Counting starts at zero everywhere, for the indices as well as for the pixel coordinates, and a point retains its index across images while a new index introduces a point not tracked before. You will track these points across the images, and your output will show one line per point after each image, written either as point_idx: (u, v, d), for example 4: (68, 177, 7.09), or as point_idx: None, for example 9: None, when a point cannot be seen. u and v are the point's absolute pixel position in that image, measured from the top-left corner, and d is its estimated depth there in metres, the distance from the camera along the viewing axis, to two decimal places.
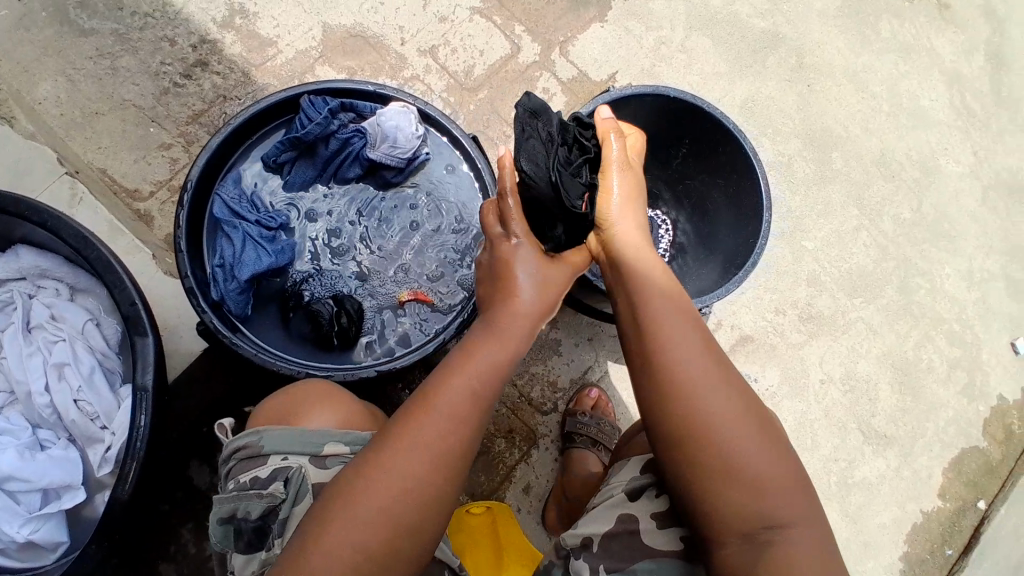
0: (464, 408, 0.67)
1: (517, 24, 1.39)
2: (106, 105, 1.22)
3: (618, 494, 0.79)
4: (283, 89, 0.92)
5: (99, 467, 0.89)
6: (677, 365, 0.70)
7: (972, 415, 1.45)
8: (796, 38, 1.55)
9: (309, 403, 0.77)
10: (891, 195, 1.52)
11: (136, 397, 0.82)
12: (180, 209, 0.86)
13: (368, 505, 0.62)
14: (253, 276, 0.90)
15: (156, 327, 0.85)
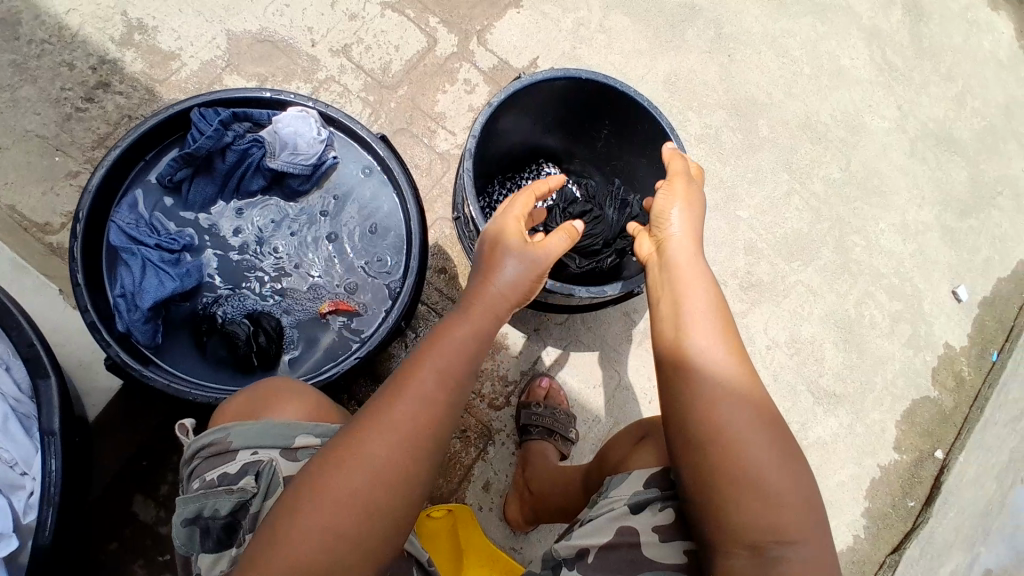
0: (440, 393, 0.64)
1: (431, 16, 1.36)
2: (7, 138, 1.15)
3: (619, 507, 0.76)
4: (169, 104, 0.89)
5: (27, 514, 0.84)
6: (715, 373, 0.69)
7: (916, 363, 1.50)
8: (713, 9, 1.56)
9: (278, 399, 0.74)
10: (819, 156, 1.55)
11: (44, 443, 0.81)
12: (71, 241, 0.82)
13: (344, 490, 0.58)
14: (157, 302, 0.87)
15: (58, 367, 0.84)
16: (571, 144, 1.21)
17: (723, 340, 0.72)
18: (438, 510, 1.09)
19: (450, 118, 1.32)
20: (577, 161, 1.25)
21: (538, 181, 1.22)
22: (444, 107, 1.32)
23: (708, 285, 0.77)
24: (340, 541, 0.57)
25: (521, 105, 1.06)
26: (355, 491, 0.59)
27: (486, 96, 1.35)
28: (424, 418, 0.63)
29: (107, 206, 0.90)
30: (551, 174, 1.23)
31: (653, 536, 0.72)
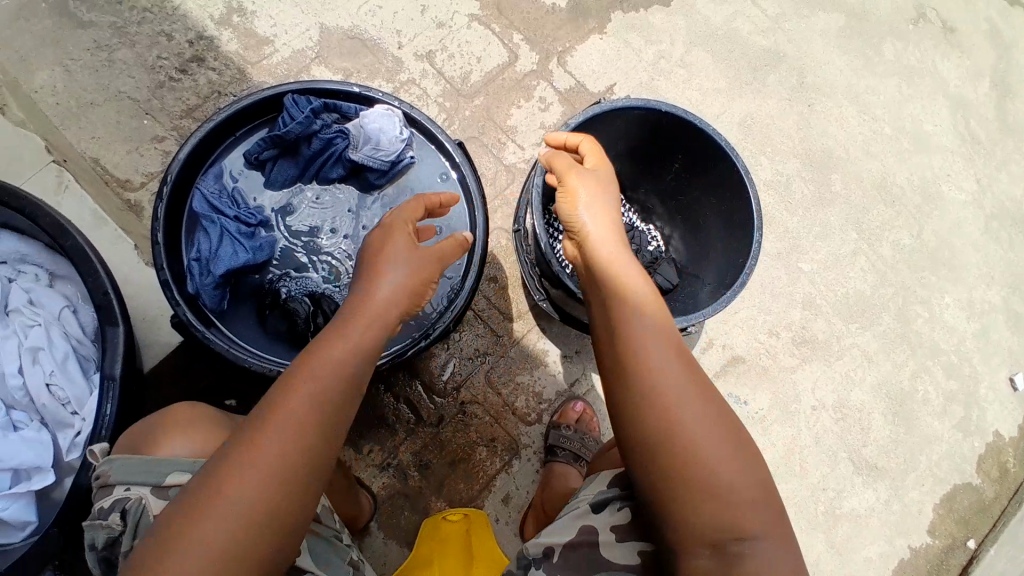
0: (328, 386, 0.63)
1: (515, 32, 1.39)
2: (101, 96, 1.20)
3: (583, 506, 0.84)
4: (265, 86, 0.91)
5: (69, 452, 0.85)
6: (657, 379, 0.69)
7: (965, 449, 1.43)
8: (797, 57, 1.54)
9: (159, 431, 0.71)
10: (891, 220, 1.50)
11: (103, 386, 0.81)
12: (157, 202, 0.85)
13: (238, 496, 0.57)
14: (228, 271, 0.89)
15: (127, 316, 0.84)
16: (639, 173, 1.20)
17: (658, 343, 0.72)
18: (455, 514, 1.12)
19: (521, 133, 1.34)
20: (641, 190, 1.24)
21: None
22: (516, 121, 1.34)
23: (638, 281, 0.78)
24: (252, 537, 0.57)
25: (598, 129, 1.07)
26: (249, 497, 0.58)
27: (559, 115, 1.36)
28: (313, 416, 0.62)
29: (195, 174, 0.93)
30: None
31: (610, 533, 0.79)
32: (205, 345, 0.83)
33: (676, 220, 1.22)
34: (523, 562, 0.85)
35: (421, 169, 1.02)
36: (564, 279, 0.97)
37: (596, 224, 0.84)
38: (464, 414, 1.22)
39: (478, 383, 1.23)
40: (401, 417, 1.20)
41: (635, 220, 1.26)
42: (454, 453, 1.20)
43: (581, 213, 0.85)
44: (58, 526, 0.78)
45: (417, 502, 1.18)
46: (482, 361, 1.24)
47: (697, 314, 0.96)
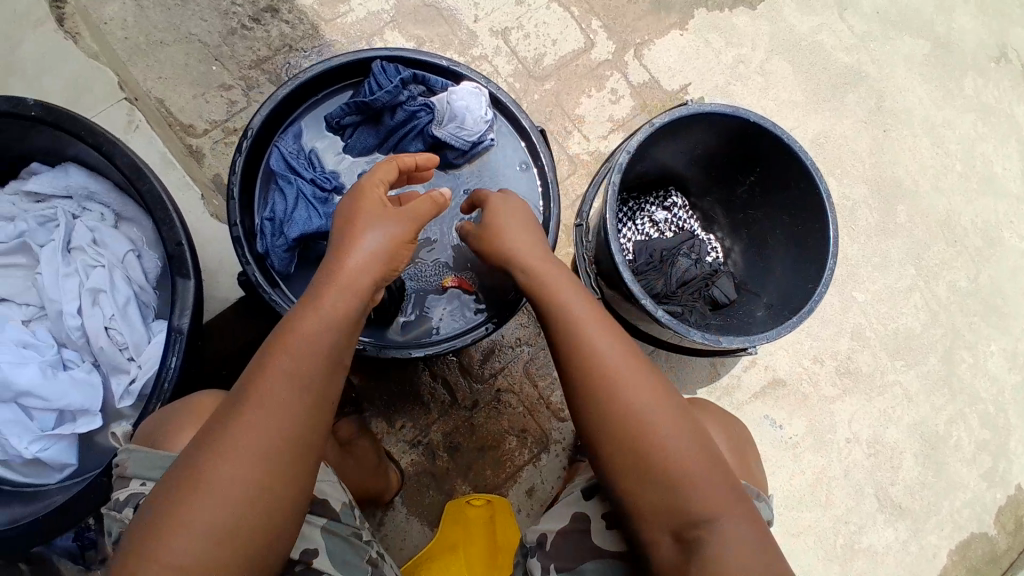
0: (305, 361, 0.61)
1: (594, 18, 1.34)
2: (171, 35, 1.18)
3: (576, 494, 0.89)
4: (357, 48, 0.87)
5: (121, 399, 0.85)
6: (606, 384, 0.73)
7: (986, 499, 1.39)
8: (879, 79, 1.48)
9: (178, 421, 0.68)
10: (949, 260, 1.45)
11: (170, 339, 0.76)
12: (236, 154, 0.81)
13: (223, 479, 0.56)
14: (301, 236, 0.83)
15: (200, 271, 0.78)
16: (710, 181, 1.17)
17: (606, 346, 0.75)
18: (478, 499, 1.10)
19: (588, 123, 1.30)
20: (707, 198, 1.20)
21: (659, 208, 1.20)
22: (585, 110, 1.30)
23: (577, 288, 0.81)
24: (244, 520, 0.56)
25: (678, 132, 1.03)
26: (235, 472, 0.57)
27: (629, 109, 1.32)
28: (292, 395, 0.60)
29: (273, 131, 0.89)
30: (674, 204, 1.21)
31: (600, 518, 0.83)
32: (272, 310, 0.79)
33: (739, 234, 1.18)
34: (523, 552, 0.88)
35: (500, 155, 0.98)
36: (625, 275, 0.93)
37: (515, 243, 0.84)
38: (499, 402, 1.21)
39: (516, 373, 1.22)
40: (436, 396, 1.19)
41: (697, 229, 1.22)
42: (483, 439, 1.19)
43: (498, 240, 0.84)
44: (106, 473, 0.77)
45: (442, 484, 1.17)
46: (523, 351, 1.23)
47: (760, 336, 0.93)
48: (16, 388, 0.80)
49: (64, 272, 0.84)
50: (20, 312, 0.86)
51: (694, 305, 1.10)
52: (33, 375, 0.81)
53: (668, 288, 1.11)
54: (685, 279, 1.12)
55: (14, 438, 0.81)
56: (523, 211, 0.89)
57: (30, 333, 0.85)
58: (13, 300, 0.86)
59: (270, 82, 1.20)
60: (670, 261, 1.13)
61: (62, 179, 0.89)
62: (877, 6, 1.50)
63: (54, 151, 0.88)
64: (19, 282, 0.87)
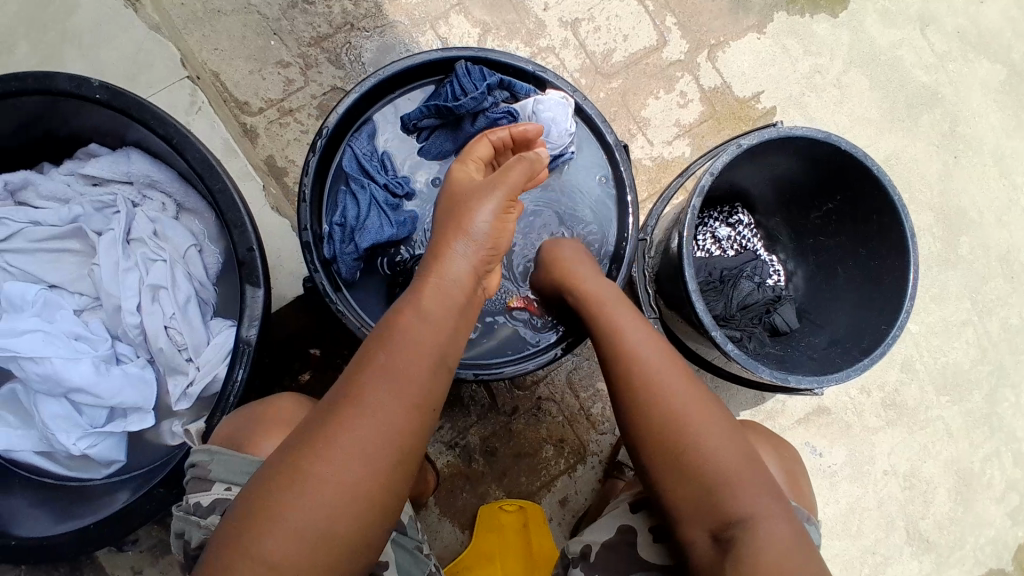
0: (408, 357, 0.58)
1: (668, 15, 1.27)
2: (230, 4, 1.12)
3: (622, 505, 0.82)
4: (442, 51, 0.84)
5: (177, 401, 0.83)
6: (649, 391, 0.71)
7: (1008, 537, 1.34)
8: (956, 102, 1.40)
9: (262, 427, 0.67)
10: (1005, 296, 1.38)
11: (237, 349, 0.75)
12: (311, 155, 0.81)
13: (322, 475, 0.54)
14: (372, 246, 0.84)
15: (269, 278, 0.77)
16: (780, 201, 1.12)
17: (649, 353, 0.74)
18: (511, 505, 1.09)
19: (654, 126, 1.24)
20: (773, 218, 1.15)
21: (723, 225, 1.14)
22: (651, 113, 1.24)
23: (622, 302, 0.80)
24: (340, 517, 0.54)
25: (760, 152, 0.98)
26: (333, 472, 0.54)
27: (696, 115, 1.26)
28: (396, 393, 0.56)
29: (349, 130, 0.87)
30: (739, 221, 1.15)
31: (647, 534, 0.77)
32: (338, 318, 0.80)
33: (806, 258, 1.13)
34: (564, 561, 0.82)
35: (577, 168, 0.95)
36: (696, 302, 0.87)
37: (576, 271, 0.84)
38: (539, 410, 1.19)
39: (558, 382, 1.20)
40: (477, 400, 1.18)
41: (760, 248, 1.16)
42: (521, 447, 1.18)
43: (563, 269, 0.85)
44: (163, 485, 0.76)
45: (477, 487, 1.17)
46: (566, 361, 1.21)
47: (829, 379, 0.90)
48: (69, 385, 0.79)
49: (123, 266, 0.82)
50: (73, 301, 0.84)
51: (753, 331, 1.06)
52: (86, 372, 0.79)
53: (728, 311, 1.07)
54: (746, 304, 1.08)
55: (63, 434, 0.80)
56: (573, 245, 0.89)
57: (84, 326, 0.83)
58: (65, 289, 0.85)
59: (328, 62, 1.14)
60: (732, 282, 1.09)
61: (123, 165, 0.86)
62: (960, 24, 1.41)
63: (115, 134, 0.85)
64: (72, 269, 0.85)
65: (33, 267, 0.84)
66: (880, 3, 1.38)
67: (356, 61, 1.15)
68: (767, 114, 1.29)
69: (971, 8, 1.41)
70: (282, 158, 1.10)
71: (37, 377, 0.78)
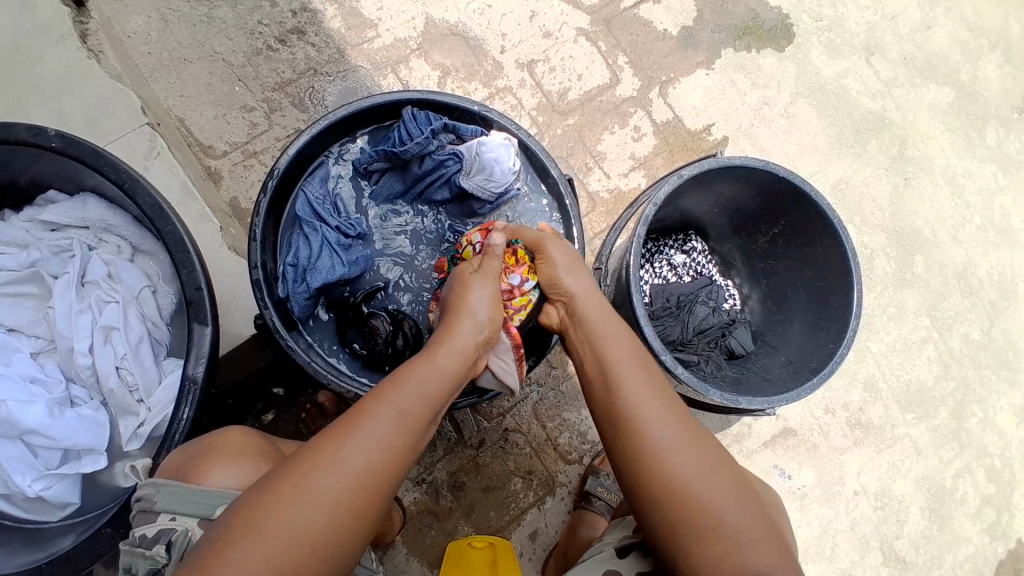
0: (420, 395, 0.65)
1: (621, 54, 1.34)
2: (195, 52, 1.17)
3: (608, 551, 0.79)
4: (389, 97, 0.88)
5: (128, 442, 0.84)
6: (651, 449, 0.65)
7: (987, 554, 1.33)
8: (903, 127, 1.47)
9: (207, 455, 0.68)
10: (964, 311, 1.42)
11: (183, 388, 0.75)
12: (262, 196, 0.84)
13: (320, 484, 0.56)
14: (324, 285, 0.86)
15: (217, 316, 0.78)
16: (732, 229, 1.16)
17: (651, 407, 0.68)
18: (479, 542, 1.07)
19: (610, 160, 1.29)
20: (727, 244, 1.20)
21: (678, 252, 1.20)
22: (606, 147, 1.29)
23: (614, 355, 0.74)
24: (338, 526, 0.56)
25: (708, 180, 1.03)
26: (319, 497, 0.56)
27: (650, 148, 1.31)
28: (408, 417, 0.63)
29: (300, 175, 0.91)
30: (693, 248, 1.20)
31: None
32: (288, 355, 0.82)
33: (759, 283, 1.17)
34: None
35: (525, 204, 0.97)
36: (645, 327, 0.90)
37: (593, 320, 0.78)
38: (506, 442, 1.20)
39: (525, 413, 1.21)
40: (443, 434, 1.18)
41: (715, 274, 1.21)
42: (489, 479, 1.18)
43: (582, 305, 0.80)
44: (112, 525, 0.77)
45: (445, 524, 1.16)
46: (531, 392, 1.22)
47: (777, 398, 0.92)
48: (23, 428, 0.78)
49: (76, 308, 0.83)
50: (29, 344, 0.85)
51: (710, 355, 1.09)
52: (40, 415, 0.79)
53: (684, 336, 1.10)
54: (702, 328, 1.12)
55: (18, 476, 0.79)
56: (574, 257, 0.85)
57: (39, 369, 0.83)
58: (22, 332, 0.85)
59: (292, 105, 1.18)
60: (687, 308, 1.13)
61: (78, 210, 0.89)
62: (904, 52, 1.49)
63: (73, 181, 0.88)
64: (29, 312, 0.86)
65: None
66: (825, 36, 1.46)
67: (319, 104, 1.19)
68: (719, 145, 1.35)
69: (916, 36, 1.50)
70: (246, 200, 1.13)
71: None
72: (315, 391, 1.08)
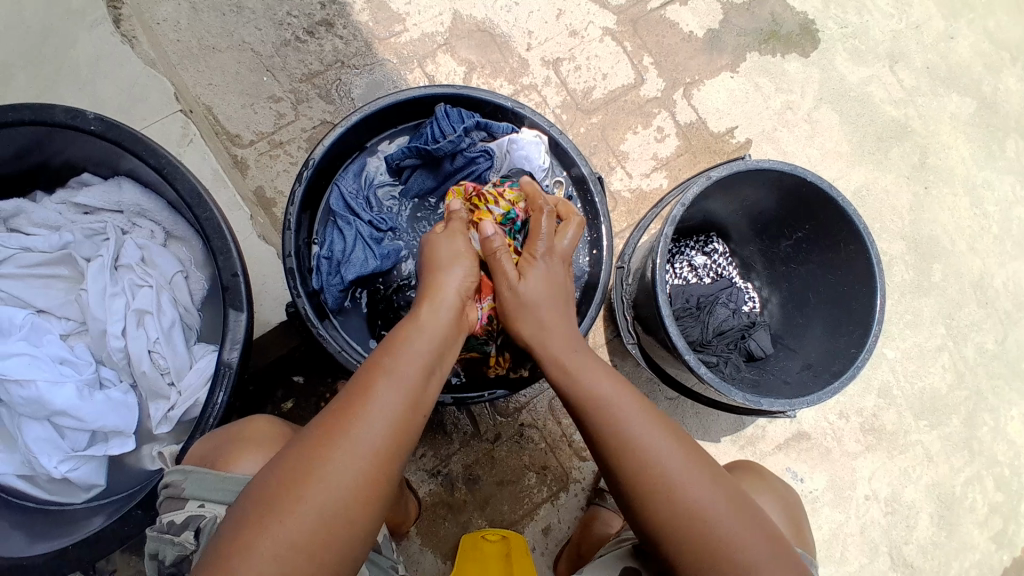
0: (415, 374, 0.64)
1: (646, 55, 1.34)
2: (224, 41, 1.18)
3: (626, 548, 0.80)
4: (423, 92, 0.88)
5: (158, 425, 0.84)
6: (655, 452, 0.66)
7: (994, 562, 1.33)
8: (925, 135, 1.46)
9: (236, 444, 0.69)
10: (980, 321, 1.42)
11: (219, 372, 0.76)
12: (298, 187, 0.85)
13: (335, 471, 0.57)
14: (357, 277, 0.88)
15: (252, 303, 0.79)
16: (753, 232, 1.16)
17: (642, 417, 0.68)
18: (493, 535, 1.06)
19: (632, 159, 1.29)
20: (747, 246, 1.20)
21: (699, 253, 1.20)
22: (629, 146, 1.30)
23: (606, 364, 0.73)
24: (353, 514, 0.57)
25: (734, 182, 1.03)
26: (333, 481, 0.56)
27: (673, 149, 1.31)
28: (406, 399, 0.62)
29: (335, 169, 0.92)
30: (715, 250, 1.20)
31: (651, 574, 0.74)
32: (319, 343, 0.83)
33: (779, 286, 1.17)
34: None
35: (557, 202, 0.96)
36: (669, 325, 0.91)
37: (528, 320, 0.73)
38: (522, 437, 1.20)
39: (540, 409, 1.22)
40: (459, 427, 1.19)
41: (735, 276, 1.21)
42: (504, 473, 1.19)
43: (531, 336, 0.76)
44: (142, 507, 0.78)
45: (459, 516, 1.16)
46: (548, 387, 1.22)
47: (799, 402, 0.92)
48: (53, 408, 0.79)
49: (111, 291, 0.84)
50: (60, 325, 0.86)
51: (729, 357, 1.09)
52: (71, 395, 0.80)
53: (704, 337, 1.11)
54: (722, 329, 1.12)
55: (45, 456, 0.80)
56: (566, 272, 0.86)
57: (70, 351, 0.84)
58: (53, 313, 0.86)
59: (319, 97, 1.19)
60: (707, 308, 1.13)
61: (114, 195, 0.90)
62: (928, 61, 1.49)
63: (108, 165, 0.89)
64: (60, 294, 0.87)
65: (23, 292, 0.85)
66: (850, 43, 1.46)
67: (345, 96, 1.20)
68: (741, 148, 1.35)
69: (940, 45, 1.50)
70: (271, 189, 1.14)
71: (23, 400, 0.79)
72: (334, 379, 1.08)
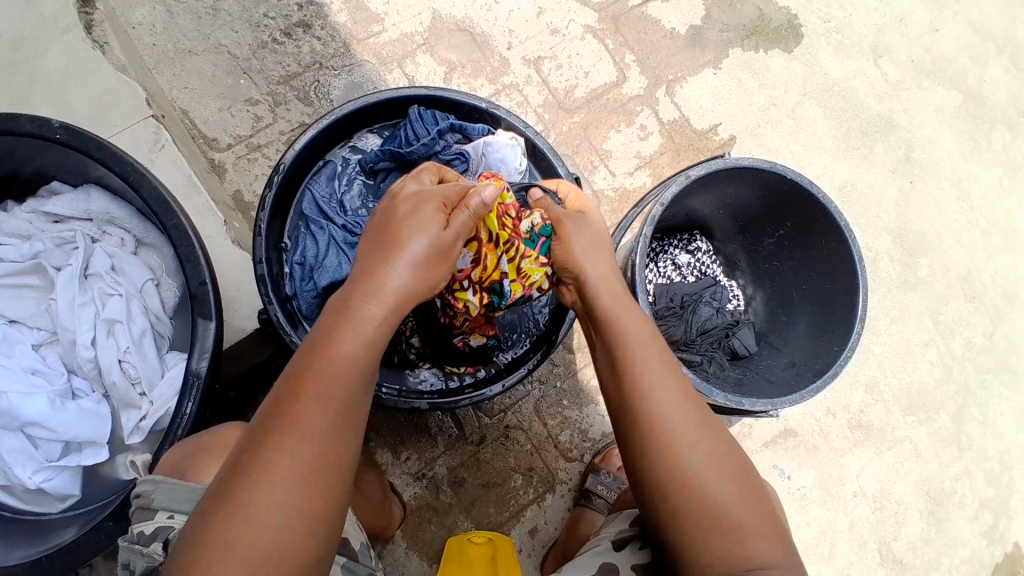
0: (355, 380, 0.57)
1: (628, 52, 1.33)
2: (200, 44, 1.16)
3: (605, 544, 0.78)
4: (394, 92, 0.87)
5: (131, 435, 0.84)
6: (665, 423, 0.64)
7: (985, 556, 1.33)
8: (910, 129, 1.46)
9: (205, 452, 0.68)
10: (967, 315, 1.42)
11: (187, 382, 0.76)
12: (268, 193, 0.84)
13: (273, 481, 0.52)
14: (331, 283, 0.87)
15: (221, 311, 0.78)
16: (737, 230, 1.16)
17: (662, 384, 0.66)
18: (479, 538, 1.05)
19: (616, 158, 1.28)
20: (731, 244, 1.19)
21: (683, 251, 1.19)
22: (612, 145, 1.29)
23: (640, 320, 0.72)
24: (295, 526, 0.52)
25: (714, 180, 1.02)
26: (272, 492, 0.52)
27: (656, 147, 1.30)
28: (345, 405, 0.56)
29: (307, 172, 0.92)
30: (698, 248, 1.20)
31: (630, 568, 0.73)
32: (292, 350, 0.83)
33: (762, 283, 1.17)
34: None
35: None
36: None
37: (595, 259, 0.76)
38: (507, 439, 1.20)
39: (526, 410, 1.21)
40: (443, 430, 1.18)
41: (719, 274, 1.21)
42: (489, 476, 1.18)
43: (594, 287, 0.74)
44: (112, 519, 0.77)
45: (444, 519, 1.16)
46: (533, 389, 1.22)
47: (780, 400, 0.91)
48: (23, 419, 0.78)
49: (79, 301, 0.83)
50: (32, 335, 0.85)
51: (712, 355, 1.09)
52: (42, 406, 0.79)
53: (687, 337, 1.10)
54: (705, 328, 1.11)
55: (18, 467, 0.79)
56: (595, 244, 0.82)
57: (41, 361, 0.83)
58: (25, 324, 0.85)
59: (297, 99, 1.18)
60: (690, 307, 1.13)
61: (83, 203, 0.89)
62: (912, 54, 1.48)
63: (77, 173, 0.88)
64: (32, 304, 0.86)
65: None
66: (833, 37, 1.45)
67: (324, 98, 1.19)
68: (725, 145, 1.35)
69: (924, 39, 1.49)
70: (249, 193, 1.12)
71: None
72: None
